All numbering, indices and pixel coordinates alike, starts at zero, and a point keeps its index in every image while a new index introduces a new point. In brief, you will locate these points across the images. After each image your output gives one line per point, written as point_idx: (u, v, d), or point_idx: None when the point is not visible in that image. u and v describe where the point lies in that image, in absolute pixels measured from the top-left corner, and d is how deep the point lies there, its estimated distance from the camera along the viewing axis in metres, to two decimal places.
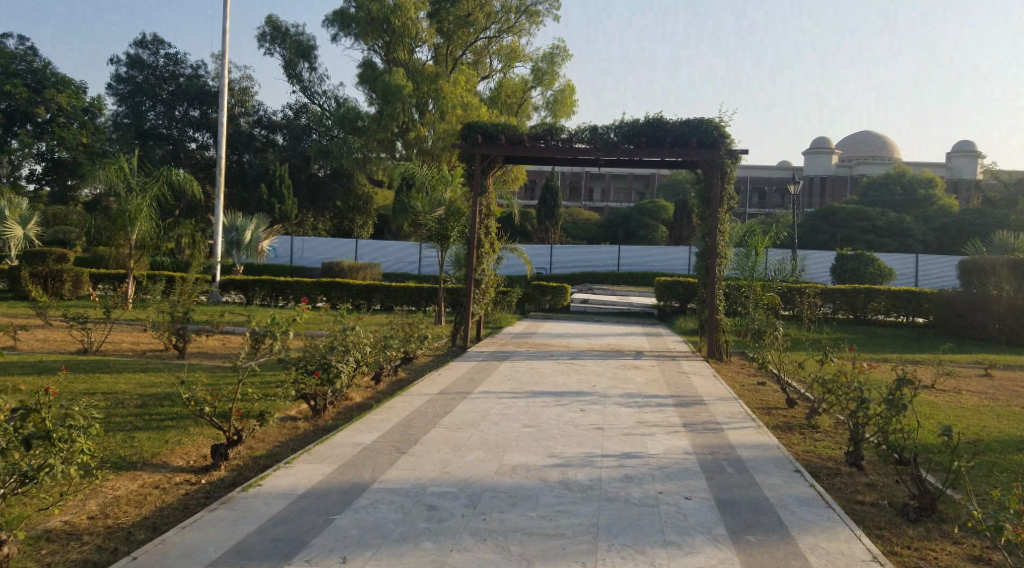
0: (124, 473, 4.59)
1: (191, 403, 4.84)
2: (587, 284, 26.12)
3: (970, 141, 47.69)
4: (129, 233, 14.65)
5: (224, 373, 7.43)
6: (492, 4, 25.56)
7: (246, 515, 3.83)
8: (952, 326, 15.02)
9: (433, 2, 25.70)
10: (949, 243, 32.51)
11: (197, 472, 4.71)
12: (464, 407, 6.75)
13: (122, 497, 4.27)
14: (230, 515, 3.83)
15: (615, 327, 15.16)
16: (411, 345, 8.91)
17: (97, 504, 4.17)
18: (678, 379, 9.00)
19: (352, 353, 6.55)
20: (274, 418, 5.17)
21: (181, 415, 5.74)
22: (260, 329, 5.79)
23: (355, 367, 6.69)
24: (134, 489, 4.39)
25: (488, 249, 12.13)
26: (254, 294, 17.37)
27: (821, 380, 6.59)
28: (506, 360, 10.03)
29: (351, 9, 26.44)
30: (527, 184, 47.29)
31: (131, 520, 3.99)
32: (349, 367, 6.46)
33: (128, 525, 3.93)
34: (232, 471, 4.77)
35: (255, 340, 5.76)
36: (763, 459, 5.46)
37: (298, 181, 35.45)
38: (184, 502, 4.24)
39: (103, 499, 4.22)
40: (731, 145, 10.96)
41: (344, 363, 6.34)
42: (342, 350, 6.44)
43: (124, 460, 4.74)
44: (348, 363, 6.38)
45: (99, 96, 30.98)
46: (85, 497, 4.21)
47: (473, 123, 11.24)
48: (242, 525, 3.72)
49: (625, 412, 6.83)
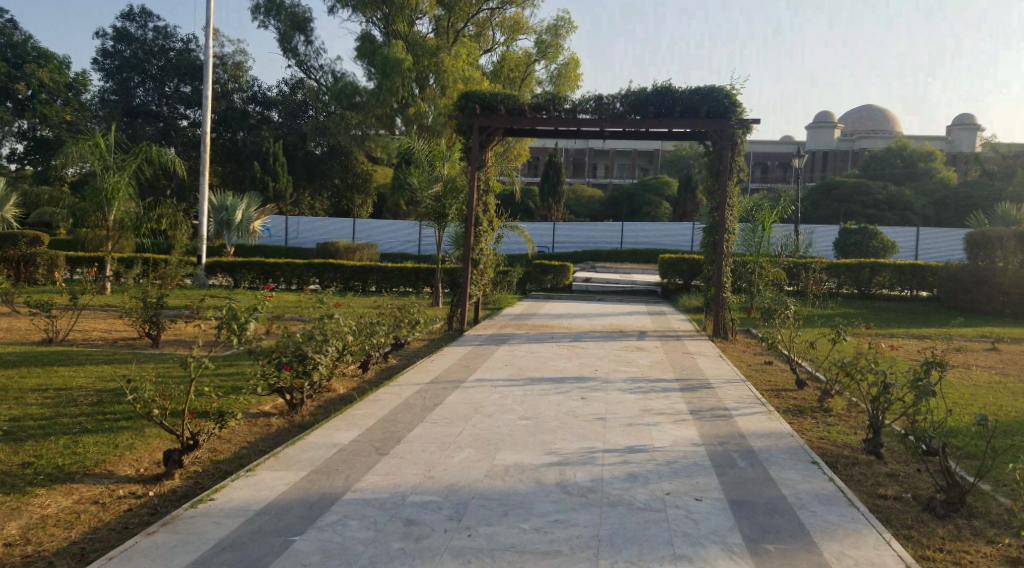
0: (60, 486, 4.48)
1: (135, 410, 4.71)
2: (587, 261, 25.75)
3: (970, 114, 47.05)
4: (106, 213, 14.38)
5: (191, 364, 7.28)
6: None
7: (191, 540, 3.51)
8: (960, 300, 14.59)
9: None
10: (948, 217, 32.17)
11: (145, 484, 4.66)
12: (455, 398, 6.37)
13: (50, 517, 4.10)
14: (172, 540, 3.50)
15: (617, 306, 14.76)
16: (401, 331, 8.53)
17: (21, 525, 3.99)
18: (683, 360, 8.62)
19: (331, 343, 6.24)
20: (229, 422, 5.14)
21: (136, 416, 5.70)
22: (218, 321, 5.49)
23: (335, 357, 6.40)
24: (66, 506, 4.23)
25: (485, 227, 11.60)
26: (243, 277, 16.94)
27: (837, 361, 6.15)
28: (503, 342, 9.66)
29: None
30: (530, 160, 46.73)
31: (57, 545, 3.81)
32: (327, 358, 6.15)
33: (51, 551, 3.76)
34: (183, 480, 4.78)
35: (214, 334, 5.48)
36: (778, 449, 5.06)
37: (293, 158, 34.45)
38: (121, 521, 4.10)
39: (28, 520, 4.04)
40: (743, 114, 10.53)
41: (320, 355, 6.04)
42: (320, 341, 6.12)
43: (61, 471, 4.66)
44: (324, 354, 6.08)
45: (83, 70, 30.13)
46: (9, 517, 4.04)
47: (470, 93, 10.75)
48: (183, 552, 3.39)
49: (628, 399, 6.45)
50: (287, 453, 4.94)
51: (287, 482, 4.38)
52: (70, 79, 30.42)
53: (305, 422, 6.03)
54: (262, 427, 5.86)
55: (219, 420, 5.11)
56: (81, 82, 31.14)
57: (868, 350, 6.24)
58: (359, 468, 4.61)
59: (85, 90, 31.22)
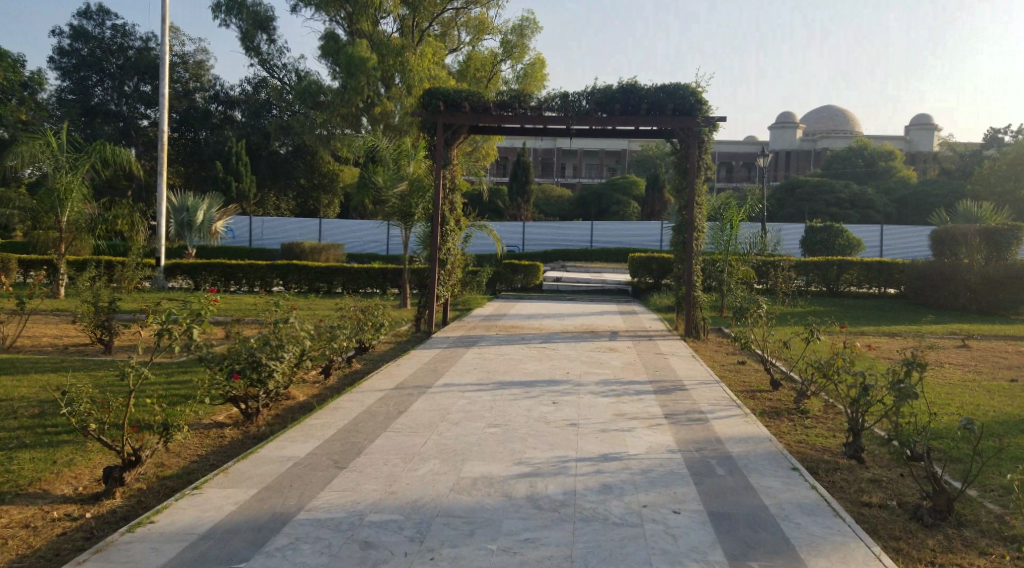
0: None
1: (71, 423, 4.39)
2: (556, 260, 25.57)
3: (927, 115, 47.66)
4: (59, 214, 13.87)
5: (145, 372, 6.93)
6: None
7: None
8: (926, 297, 14.63)
9: None
10: (909, 214, 32.60)
11: (84, 503, 4.35)
12: (421, 404, 6.10)
13: None
14: None
15: (587, 305, 14.57)
16: (365, 334, 8.20)
17: None
18: (656, 361, 8.42)
19: (287, 349, 5.90)
20: (175, 436, 4.80)
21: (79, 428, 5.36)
22: (156, 326, 5.11)
23: (292, 364, 6.08)
24: None
25: (452, 226, 11.31)
26: (204, 279, 16.42)
27: (813, 361, 6.00)
28: (472, 345, 9.40)
29: None
30: (498, 160, 46.46)
31: None
32: (283, 365, 5.85)
33: None
34: (126, 499, 4.46)
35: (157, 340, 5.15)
36: (757, 456, 4.86)
37: (258, 157, 33.94)
38: (54, 547, 3.79)
39: None
40: (708, 112, 10.37)
41: (274, 361, 5.71)
42: (274, 346, 5.79)
43: None
44: (280, 360, 5.75)
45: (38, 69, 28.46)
46: None
47: (434, 90, 10.45)
48: None
49: (600, 404, 6.23)
50: (238, 468, 4.63)
51: (238, 502, 4.08)
52: (25, 78, 28.87)
53: (259, 433, 5.70)
54: (214, 440, 5.53)
55: (165, 433, 4.78)
56: (37, 81, 29.40)
57: (845, 351, 6.09)
58: (314, 484, 4.32)
59: (41, 88, 29.54)
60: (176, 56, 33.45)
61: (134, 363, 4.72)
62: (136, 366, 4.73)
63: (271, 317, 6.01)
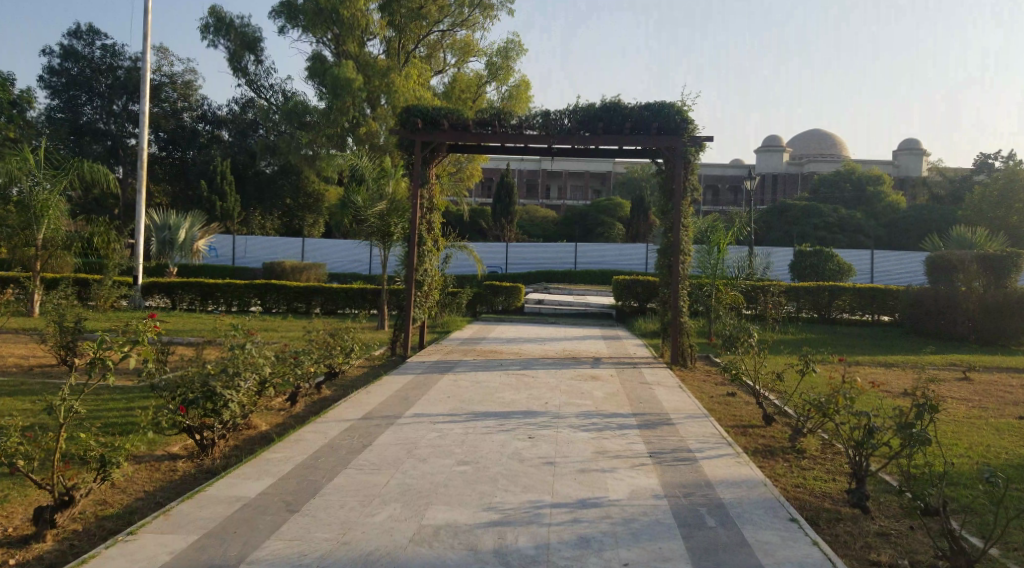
0: None
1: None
2: (541, 282, 25.15)
3: (917, 138, 47.89)
4: (35, 232, 13.19)
5: (100, 400, 6.43)
6: None
7: None
8: (922, 325, 14.32)
9: None
10: (899, 238, 32.49)
11: (9, 548, 3.85)
12: (387, 438, 5.63)
13: None
14: None
15: (570, 329, 14.16)
16: (334, 359, 7.66)
17: None
18: (641, 392, 8.00)
19: (246, 377, 5.34)
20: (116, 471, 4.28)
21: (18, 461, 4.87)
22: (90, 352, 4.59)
23: (252, 392, 5.53)
24: None
25: (430, 246, 10.88)
26: (180, 298, 15.89)
27: (811, 399, 5.66)
28: (448, 371, 8.95)
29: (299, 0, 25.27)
30: (483, 181, 46.21)
31: None
32: (242, 393, 5.30)
33: None
34: (58, 543, 3.95)
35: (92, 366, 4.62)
36: (751, 504, 4.45)
37: (244, 177, 33.90)
38: None
39: None
40: (695, 131, 10.03)
41: (232, 391, 5.16)
42: (232, 375, 5.24)
43: None
44: (238, 390, 5.20)
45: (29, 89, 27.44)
46: None
47: (412, 107, 10.12)
48: None
49: (580, 439, 5.79)
50: (180, 510, 4.11)
51: (174, 554, 3.58)
52: (14, 97, 28.07)
53: (215, 467, 5.13)
54: (165, 474, 4.96)
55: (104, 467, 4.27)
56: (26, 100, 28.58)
57: (846, 387, 5.74)
58: (260, 532, 3.83)
59: (30, 107, 28.78)
60: (165, 76, 32.86)
61: (65, 396, 4.18)
62: (68, 399, 4.19)
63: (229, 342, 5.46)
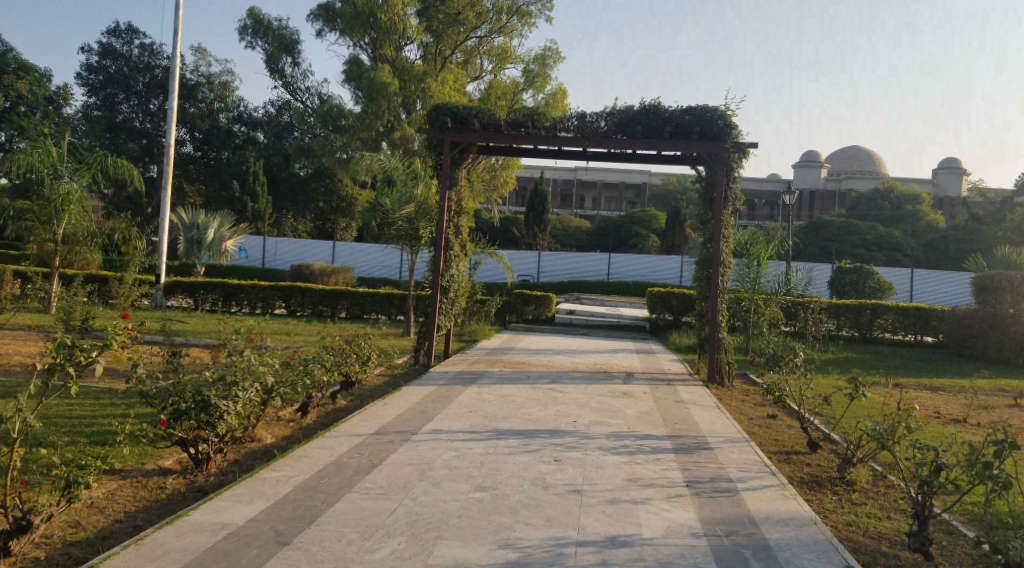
0: None
1: None
2: (571, 292, 24.71)
3: (955, 157, 46.67)
4: (56, 226, 13.03)
5: (101, 415, 6.25)
6: (483, 3, 23.86)
7: None
8: (971, 348, 13.58)
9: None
10: (939, 258, 31.52)
11: None
12: (400, 456, 5.26)
13: None
14: None
15: (600, 341, 13.70)
16: (350, 368, 7.32)
17: None
18: (676, 412, 7.53)
19: (242, 388, 5.02)
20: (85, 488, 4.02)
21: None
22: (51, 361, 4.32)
23: (253, 403, 5.22)
24: None
25: (457, 251, 10.48)
26: (204, 298, 15.68)
27: (864, 429, 5.17)
28: (472, 382, 8.56)
29: (338, 4, 25.17)
30: (516, 189, 45.95)
31: None
32: (238, 405, 4.98)
33: None
34: None
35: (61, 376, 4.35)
36: (801, 547, 3.96)
37: (278, 181, 33.81)
38: None
39: None
40: (739, 136, 9.51)
41: (226, 402, 4.88)
42: (228, 385, 4.95)
43: None
44: (234, 401, 4.91)
45: (65, 85, 28.05)
46: None
47: (441, 105, 9.77)
48: None
49: (609, 464, 5.35)
50: (157, 537, 3.79)
51: None
52: (50, 92, 28.56)
53: (206, 485, 4.88)
54: (150, 493, 4.74)
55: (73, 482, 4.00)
56: (62, 97, 29.10)
57: (904, 415, 5.23)
58: (246, 566, 3.48)
59: (67, 103, 29.20)
60: (202, 77, 32.80)
61: (29, 411, 3.93)
62: (29, 411, 3.92)
63: (230, 350, 5.18)
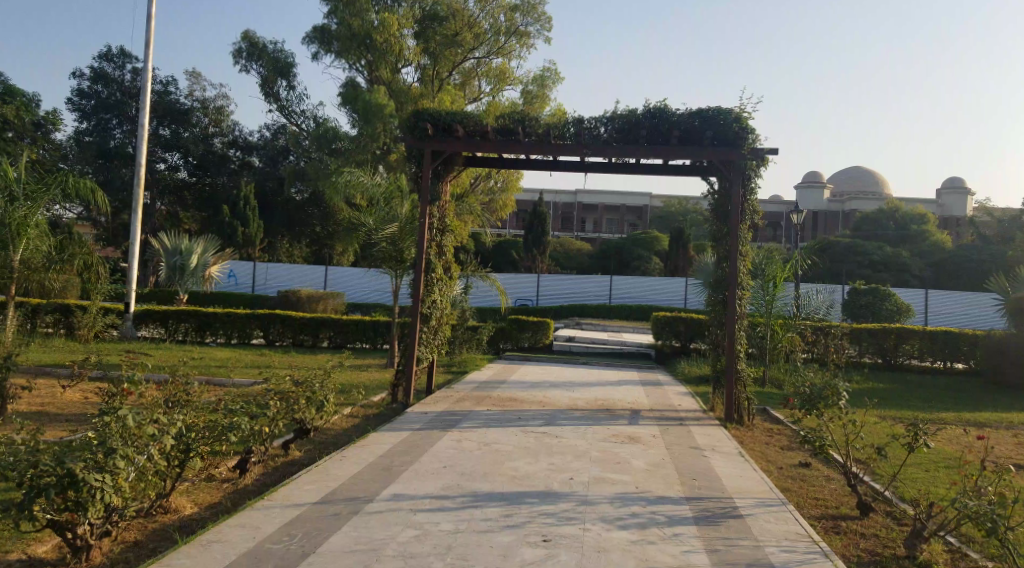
0: None
1: None
2: (573, 316, 23.53)
3: (960, 177, 45.75)
4: (10, 254, 11.18)
5: None
6: (481, 23, 22.92)
7: None
8: (1008, 377, 12.35)
9: (421, 19, 23.03)
10: (946, 279, 30.21)
11: None
12: (342, 537, 4.05)
13: None
14: None
15: (603, 371, 12.46)
16: (301, 415, 6.01)
17: None
18: (694, 462, 6.33)
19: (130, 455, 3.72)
20: None
21: None
22: None
23: (144, 472, 3.92)
24: None
25: (440, 274, 9.19)
26: (176, 327, 14.39)
27: (964, 510, 4.01)
28: (454, 425, 7.33)
29: (333, 25, 24.27)
30: (517, 212, 45.07)
31: None
32: (122, 480, 3.68)
33: None
34: None
35: None
36: None
37: (272, 206, 32.80)
38: None
39: None
40: (757, 142, 8.36)
41: (104, 473, 3.57)
42: (109, 450, 3.68)
43: None
44: (116, 473, 3.62)
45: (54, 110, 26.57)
46: None
47: (422, 110, 8.62)
48: None
49: (615, 545, 4.16)
50: None
51: None
52: (39, 118, 27.62)
53: None
54: None
55: None
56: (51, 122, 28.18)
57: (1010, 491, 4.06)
58: None
59: (56, 130, 28.30)
60: (197, 101, 31.83)
61: None
62: None
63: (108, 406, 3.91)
